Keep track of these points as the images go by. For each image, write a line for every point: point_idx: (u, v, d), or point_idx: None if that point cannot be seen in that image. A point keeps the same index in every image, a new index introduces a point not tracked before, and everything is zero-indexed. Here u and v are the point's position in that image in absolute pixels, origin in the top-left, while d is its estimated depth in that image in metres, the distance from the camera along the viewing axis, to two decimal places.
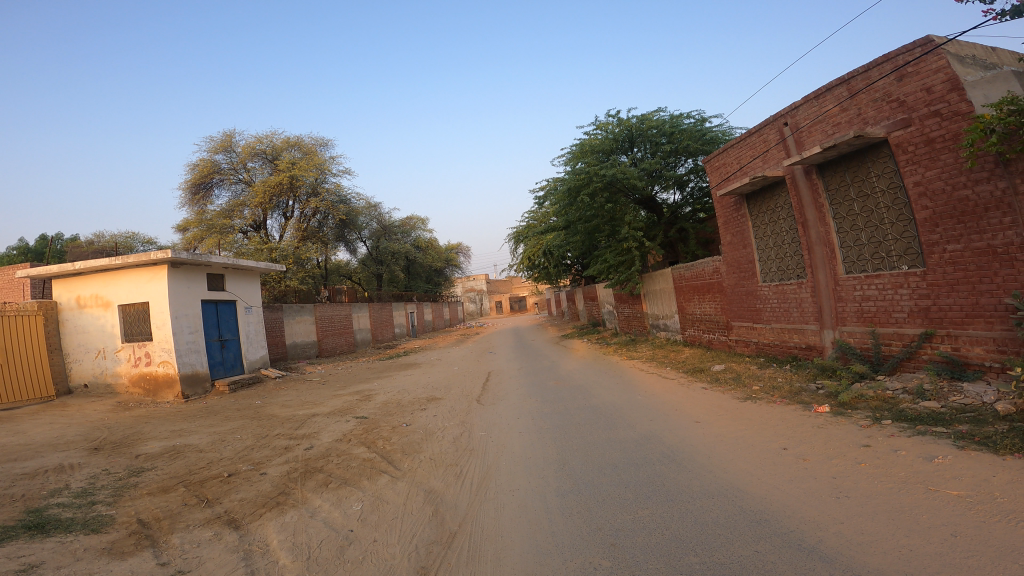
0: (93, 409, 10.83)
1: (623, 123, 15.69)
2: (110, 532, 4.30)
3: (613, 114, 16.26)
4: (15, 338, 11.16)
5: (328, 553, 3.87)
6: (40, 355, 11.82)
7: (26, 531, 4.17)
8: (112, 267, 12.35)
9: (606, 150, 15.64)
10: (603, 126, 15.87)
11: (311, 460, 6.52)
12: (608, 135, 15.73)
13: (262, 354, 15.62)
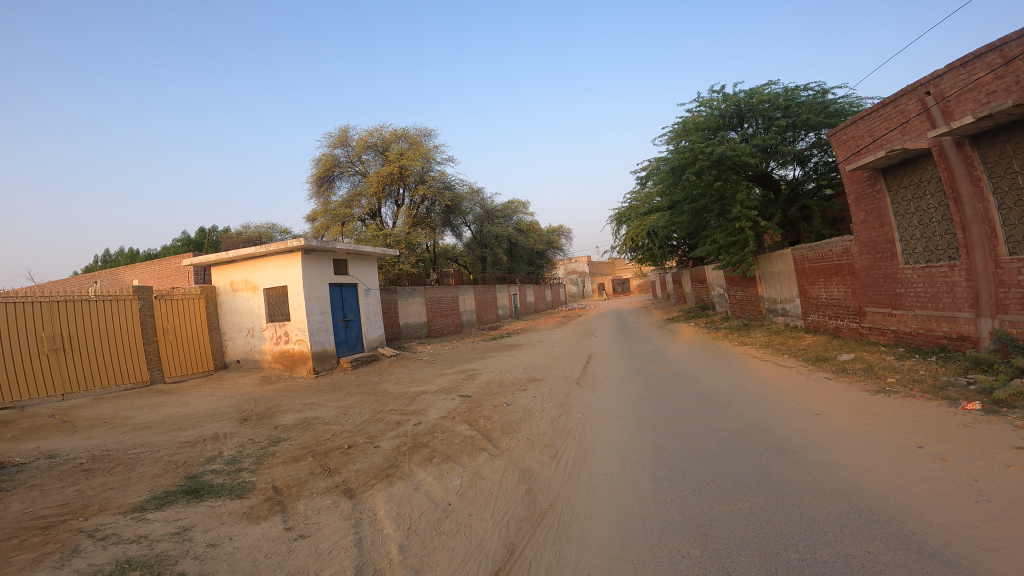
0: (245, 383, 12.12)
1: (730, 98, 14.79)
2: (250, 497, 4.79)
3: (719, 89, 15.34)
4: (183, 320, 12.77)
5: (427, 524, 4.05)
6: (202, 334, 13.39)
7: (184, 494, 4.74)
8: (257, 254, 13.75)
9: (712, 128, 14.84)
10: (708, 103, 15.08)
11: (418, 435, 6.87)
12: (713, 112, 14.91)
13: (380, 334, 16.63)
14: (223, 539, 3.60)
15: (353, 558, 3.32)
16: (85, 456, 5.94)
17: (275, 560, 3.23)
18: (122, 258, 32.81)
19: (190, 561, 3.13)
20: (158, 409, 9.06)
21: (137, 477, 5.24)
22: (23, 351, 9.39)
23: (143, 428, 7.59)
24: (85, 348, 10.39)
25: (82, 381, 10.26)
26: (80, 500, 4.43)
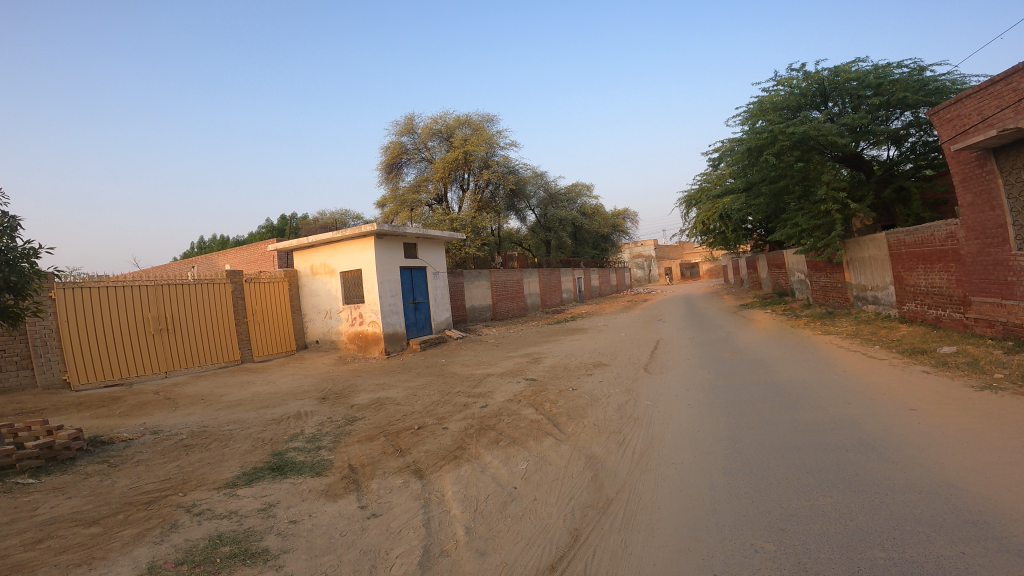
0: (322, 363, 12.78)
1: (812, 77, 13.90)
2: (328, 475, 5.08)
3: (799, 67, 14.45)
4: (270, 302, 13.55)
5: (492, 507, 4.14)
6: (287, 316, 14.17)
7: (270, 471, 5.09)
8: (334, 239, 14.34)
9: (792, 108, 14.02)
10: (787, 81, 14.24)
11: (485, 418, 7.02)
12: (793, 92, 14.08)
13: (447, 316, 16.99)
14: (302, 515, 3.84)
15: (421, 539, 3.46)
16: (185, 433, 6.47)
17: (349, 537, 3.41)
18: (212, 245, 35.23)
19: (274, 537, 3.36)
20: (247, 387, 9.72)
21: (230, 454, 5.66)
22: (131, 332, 10.29)
23: (234, 405, 8.17)
24: (184, 329, 11.23)
25: (182, 360, 11.12)
26: (180, 476, 4.84)
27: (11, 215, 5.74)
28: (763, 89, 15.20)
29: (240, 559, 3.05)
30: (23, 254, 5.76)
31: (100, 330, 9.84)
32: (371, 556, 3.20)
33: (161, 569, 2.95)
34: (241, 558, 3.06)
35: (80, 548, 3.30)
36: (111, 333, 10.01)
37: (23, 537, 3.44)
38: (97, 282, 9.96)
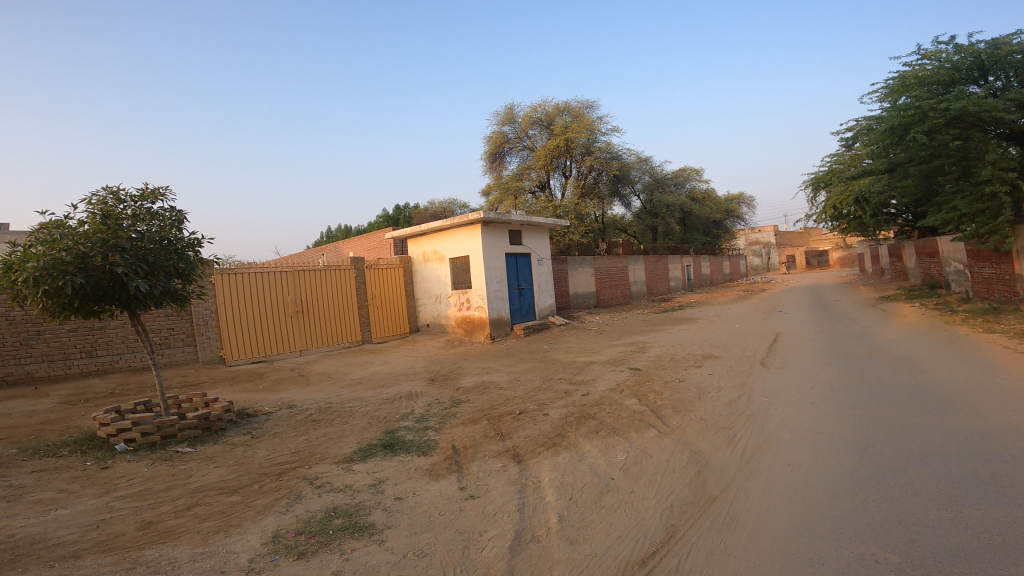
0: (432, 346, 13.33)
1: (967, 48, 12.35)
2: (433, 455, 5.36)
3: (951, 37, 12.89)
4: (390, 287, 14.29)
5: (587, 497, 4.16)
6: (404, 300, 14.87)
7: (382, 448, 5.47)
8: (443, 227, 14.89)
9: (945, 83, 12.55)
10: (937, 53, 12.76)
11: (586, 407, 7.02)
12: (944, 66, 12.59)
13: (551, 303, 17.09)
14: (407, 493, 4.03)
15: (514, 523, 3.56)
16: (314, 409, 7.04)
17: (447, 517, 3.59)
18: (336, 235, 38.05)
19: (380, 513, 3.61)
20: (365, 366, 10.43)
21: (349, 429, 6.12)
22: (273, 314, 11.41)
23: (354, 384, 8.77)
24: (317, 311, 12.17)
25: (313, 339, 12.08)
26: (308, 449, 5.32)
27: (177, 211, 6.64)
28: (908, 63, 13.73)
29: (349, 531, 3.31)
30: (188, 243, 6.63)
31: (246, 312, 11.01)
32: (466, 537, 3.34)
33: (283, 536, 3.28)
34: (350, 531, 3.31)
35: (221, 515, 3.76)
36: (257, 314, 11.16)
37: (177, 504, 4.00)
38: (249, 267, 11.14)
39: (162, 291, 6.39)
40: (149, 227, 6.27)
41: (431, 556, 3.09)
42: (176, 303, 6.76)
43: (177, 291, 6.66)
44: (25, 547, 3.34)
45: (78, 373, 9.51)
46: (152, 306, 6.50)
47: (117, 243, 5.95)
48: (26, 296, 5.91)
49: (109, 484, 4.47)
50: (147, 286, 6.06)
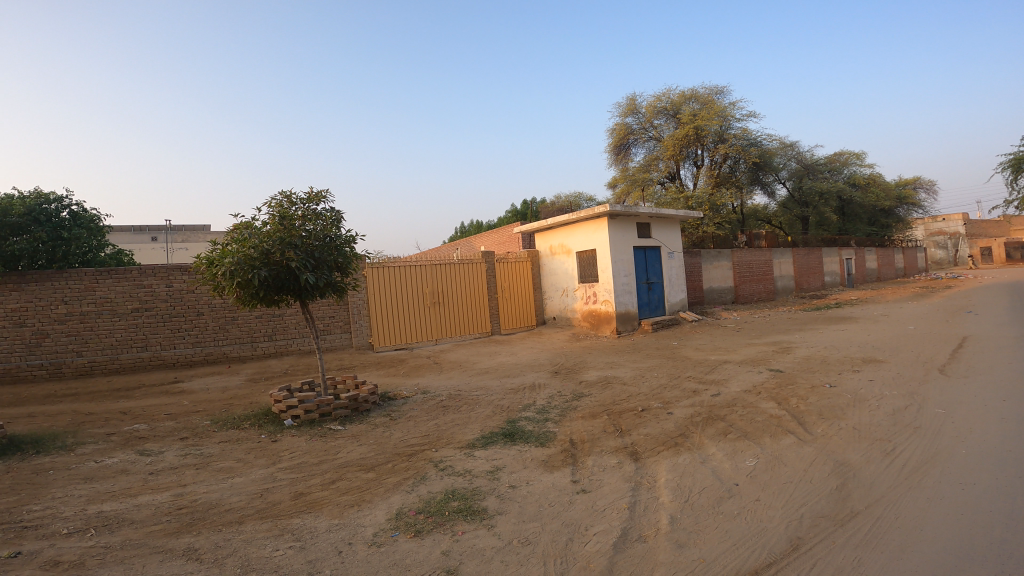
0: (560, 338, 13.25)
1: None
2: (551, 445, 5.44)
3: None
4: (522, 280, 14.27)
5: (705, 501, 3.97)
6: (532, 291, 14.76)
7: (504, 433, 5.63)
8: (570, 221, 14.90)
9: None
10: None
11: (715, 408, 6.67)
12: None
13: (682, 298, 16.41)
14: (521, 483, 4.08)
15: (622, 521, 3.50)
16: (445, 394, 7.32)
17: (556, 509, 3.62)
18: (469, 230, 39.77)
19: (493, 499, 3.72)
20: (492, 356, 10.78)
21: (476, 414, 6.26)
22: (415, 305, 12.18)
23: (483, 372, 9.05)
24: (452, 302, 12.70)
25: (448, 329, 12.64)
26: (436, 433, 5.50)
27: (337, 211, 7.30)
28: None
29: (463, 515, 3.46)
30: (346, 240, 7.32)
31: (391, 302, 11.88)
32: (573, 530, 3.34)
33: (405, 514, 3.51)
34: (463, 514, 3.46)
35: (357, 490, 4.06)
36: (401, 306, 12.00)
37: (323, 477, 4.40)
38: (393, 261, 11.96)
39: (326, 283, 7.13)
40: (315, 226, 7.00)
41: (536, 545, 3.14)
42: (336, 293, 7.49)
43: (337, 283, 7.38)
44: (204, 511, 3.95)
45: (261, 354, 10.78)
46: (317, 296, 7.26)
47: (291, 241, 6.75)
48: (224, 287, 6.88)
49: (275, 455, 5.08)
50: (314, 279, 6.82)
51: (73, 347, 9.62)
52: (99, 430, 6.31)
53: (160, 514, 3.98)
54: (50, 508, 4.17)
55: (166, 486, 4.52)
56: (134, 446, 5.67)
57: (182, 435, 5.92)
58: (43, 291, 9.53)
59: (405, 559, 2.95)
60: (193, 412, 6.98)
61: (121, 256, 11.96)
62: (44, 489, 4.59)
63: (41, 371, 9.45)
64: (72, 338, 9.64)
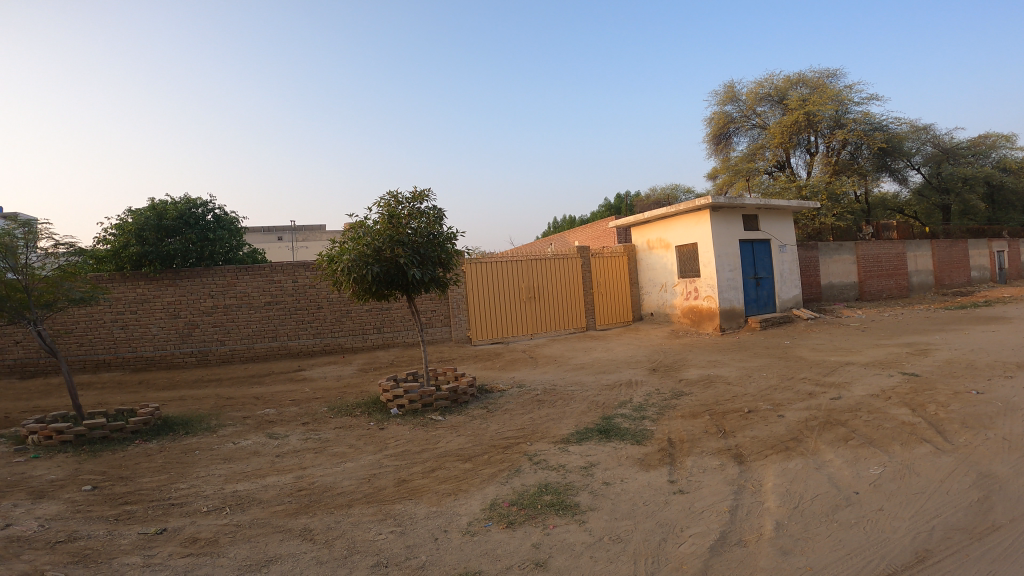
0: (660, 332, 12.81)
1: None
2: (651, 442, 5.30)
3: None
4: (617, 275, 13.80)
5: (818, 508, 3.69)
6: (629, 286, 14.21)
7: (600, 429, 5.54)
8: (668, 214, 14.41)
9: None
10: None
11: (834, 412, 6.17)
12: None
13: (796, 295, 15.28)
14: (615, 480, 3.98)
15: (721, 524, 3.34)
16: (540, 389, 7.33)
17: (651, 508, 3.51)
18: (561, 225, 39.68)
19: (586, 495, 3.68)
20: (589, 352, 10.65)
21: (569, 411, 6.16)
22: (512, 300, 12.36)
23: (579, 367, 8.95)
24: (549, 297, 12.69)
25: (544, 324, 12.66)
26: (531, 427, 5.53)
27: (440, 209, 7.54)
28: None
29: (555, 509, 3.45)
30: (449, 237, 7.55)
31: (488, 297, 12.13)
32: (667, 530, 3.23)
33: (499, 505, 3.56)
34: (556, 508, 3.45)
35: (455, 480, 4.15)
36: (499, 300, 12.23)
37: (424, 465, 4.55)
38: (492, 257, 12.23)
39: (431, 278, 7.42)
40: (420, 223, 7.28)
41: (627, 543, 3.07)
42: (439, 288, 7.75)
43: (440, 278, 7.63)
44: (319, 494, 4.24)
45: (370, 346, 11.25)
46: (422, 291, 7.56)
47: (399, 238, 7.08)
48: (341, 283, 7.36)
49: (382, 443, 5.34)
50: (421, 273, 7.13)
51: (216, 337, 10.71)
52: (236, 414, 6.98)
53: (284, 494, 4.33)
54: (194, 486, 4.67)
55: (290, 468, 4.91)
56: (264, 429, 6.20)
57: (304, 420, 6.40)
58: (193, 288, 10.66)
59: (496, 548, 2.99)
60: (313, 398, 7.52)
61: (255, 256, 13.18)
62: (190, 468, 5.14)
63: (190, 358, 10.60)
64: (215, 327, 10.71)
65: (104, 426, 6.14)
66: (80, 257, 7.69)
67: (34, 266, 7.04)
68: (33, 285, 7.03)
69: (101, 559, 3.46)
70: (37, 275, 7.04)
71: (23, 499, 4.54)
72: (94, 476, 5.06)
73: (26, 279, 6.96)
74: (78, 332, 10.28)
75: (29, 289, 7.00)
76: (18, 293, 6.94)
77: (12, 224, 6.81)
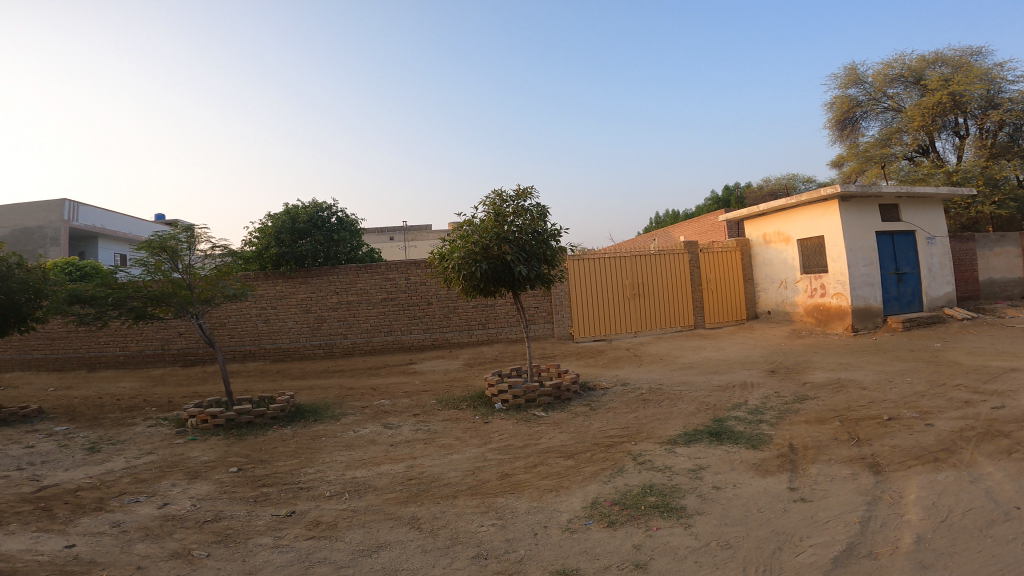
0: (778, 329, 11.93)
1: None
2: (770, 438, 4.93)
3: None
4: (727, 272, 12.98)
5: (969, 523, 3.21)
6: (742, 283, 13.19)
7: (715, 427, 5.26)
8: (787, 204, 12.17)
9: None
10: None
11: (996, 423, 5.37)
12: None
13: (947, 292, 13.57)
14: (726, 485, 3.72)
15: (847, 535, 3.01)
16: (645, 388, 7.08)
17: (766, 515, 3.25)
18: (664, 219, 38.33)
19: (694, 498, 3.48)
20: (699, 351, 10.13)
21: (678, 412, 5.85)
22: (615, 297, 12.11)
23: (687, 367, 8.54)
24: (655, 293, 12.30)
25: (651, 322, 12.28)
26: (636, 426, 5.35)
27: (543, 205, 7.52)
28: None
29: (660, 511, 3.29)
30: (553, 233, 7.52)
31: (593, 294, 12.00)
32: (784, 539, 2.97)
33: (600, 503, 3.46)
34: (660, 510, 3.29)
35: (557, 476, 4.10)
36: (602, 297, 12.04)
37: (526, 461, 4.54)
38: (594, 253, 12.07)
39: (536, 274, 7.43)
40: (525, 220, 7.32)
41: (737, 550, 2.85)
42: (544, 285, 7.74)
43: (545, 274, 7.62)
44: (428, 484, 4.37)
45: (476, 341, 11.48)
46: (527, 287, 7.59)
47: (504, 235, 7.16)
48: (450, 280, 7.58)
49: (486, 436, 5.42)
50: (526, 270, 7.17)
51: (339, 330, 11.46)
52: (356, 404, 7.42)
53: (395, 483, 4.51)
54: (319, 471, 5.01)
55: (402, 457, 5.11)
56: (380, 419, 6.53)
57: (415, 412, 6.66)
58: (322, 285, 11.45)
59: (595, 547, 2.91)
60: (423, 391, 7.81)
61: (372, 256, 14.15)
62: (317, 454, 5.53)
63: (319, 350, 11.44)
64: (340, 322, 11.46)
65: (250, 411, 6.81)
66: (233, 258, 8.57)
67: (195, 266, 8.06)
68: (195, 283, 8.02)
69: (239, 538, 3.79)
70: (198, 274, 8.04)
71: (181, 478, 5.10)
72: (238, 459, 5.59)
73: (189, 278, 7.96)
74: (230, 325, 11.46)
75: (192, 286, 7.97)
76: (183, 291, 7.88)
77: (177, 229, 7.78)
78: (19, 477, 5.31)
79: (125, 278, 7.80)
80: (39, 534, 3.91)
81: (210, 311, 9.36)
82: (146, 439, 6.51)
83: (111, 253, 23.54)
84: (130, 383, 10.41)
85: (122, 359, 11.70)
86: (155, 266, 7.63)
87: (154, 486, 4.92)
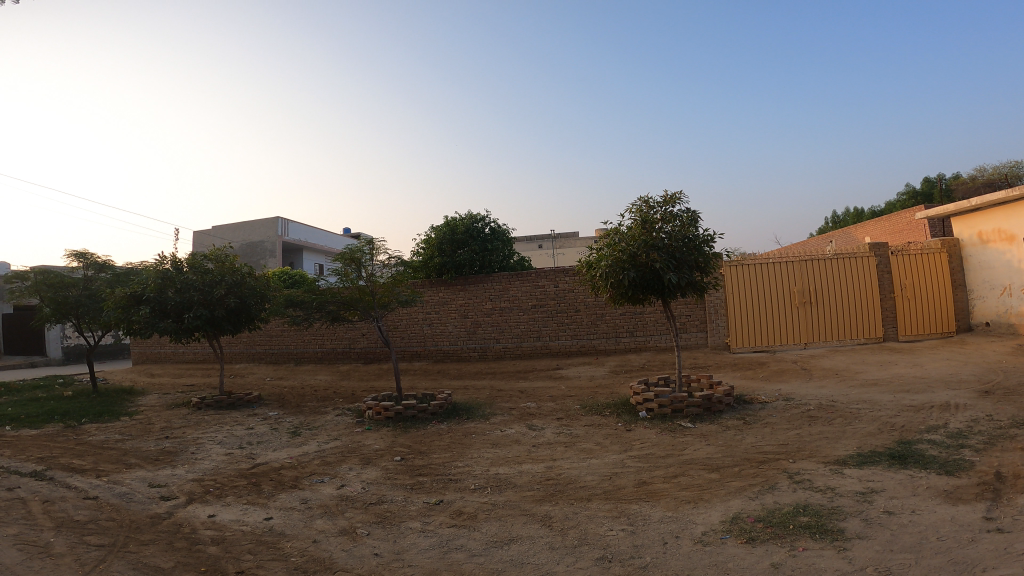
0: (996, 342, 9.90)
1: None
2: (971, 462, 4.09)
3: None
4: (925, 278, 11.05)
5: None
6: (949, 291, 11.06)
7: (898, 449, 4.50)
8: (1009, 198, 10.00)
9: None
10: None
11: None
12: None
13: None
14: (901, 512, 3.16)
15: None
16: (813, 405, 6.31)
17: (946, 544, 2.71)
18: (845, 218, 33.96)
19: (857, 521, 3.03)
20: (888, 367, 8.77)
21: (852, 432, 5.11)
22: (782, 306, 11.05)
23: (869, 383, 7.43)
24: (830, 302, 10.99)
25: (826, 333, 10.97)
26: (796, 444, 4.79)
27: (694, 210, 7.15)
28: None
29: (810, 531, 2.92)
30: (705, 239, 7.11)
31: (756, 302, 11.08)
32: (964, 571, 2.46)
33: (742, 519, 3.16)
34: (811, 531, 2.92)
35: (697, 488, 3.82)
36: (766, 306, 11.07)
37: (667, 470, 4.30)
38: (757, 258, 11.18)
39: (687, 283, 7.07)
40: (673, 227, 7.02)
41: None
42: (696, 293, 7.33)
43: (697, 282, 7.21)
44: (565, 485, 4.33)
45: (623, 348, 11.22)
46: (677, 295, 7.25)
47: (653, 242, 6.93)
48: (599, 287, 7.50)
49: (627, 444, 5.25)
50: (677, 278, 6.86)
51: (493, 335, 11.95)
52: (505, 405, 7.66)
53: (534, 481, 4.55)
54: (468, 465, 5.23)
55: (543, 458, 5.15)
56: (525, 421, 6.65)
57: (559, 415, 6.68)
58: (479, 292, 12.05)
59: (728, 563, 2.69)
60: (568, 395, 7.81)
61: (523, 263, 14.57)
62: (467, 449, 5.78)
63: (475, 352, 12.02)
64: (493, 327, 11.95)
65: (414, 406, 7.34)
66: (405, 266, 9.17)
67: (377, 275, 8.82)
68: (376, 289, 8.84)
69: (394, 521, 4.05)
70: (378, 282, 8.81)
71: (356, 463, 5.66)
72: (402, 449, 6.06)
73: (372, 285, 8.79)
74: (402, 328, 12.55)
75: (374, 293, 8.82)
76: (367, 296, 8.84)
77: (362, 242, 8.59)
78: (240, 454, 6.33)
79: (326, 285, 8.99)
80: (247, 506, 4.59)
81: (387, 314, 10.32)
82: (333, 427, 7.34)
83: (312, 263, 27.21)
84: (324, 377, 11.87)
85: (319, 355, 13.37)
86: (346, 275, 8.65)
87: (335, 469, 5.51)
